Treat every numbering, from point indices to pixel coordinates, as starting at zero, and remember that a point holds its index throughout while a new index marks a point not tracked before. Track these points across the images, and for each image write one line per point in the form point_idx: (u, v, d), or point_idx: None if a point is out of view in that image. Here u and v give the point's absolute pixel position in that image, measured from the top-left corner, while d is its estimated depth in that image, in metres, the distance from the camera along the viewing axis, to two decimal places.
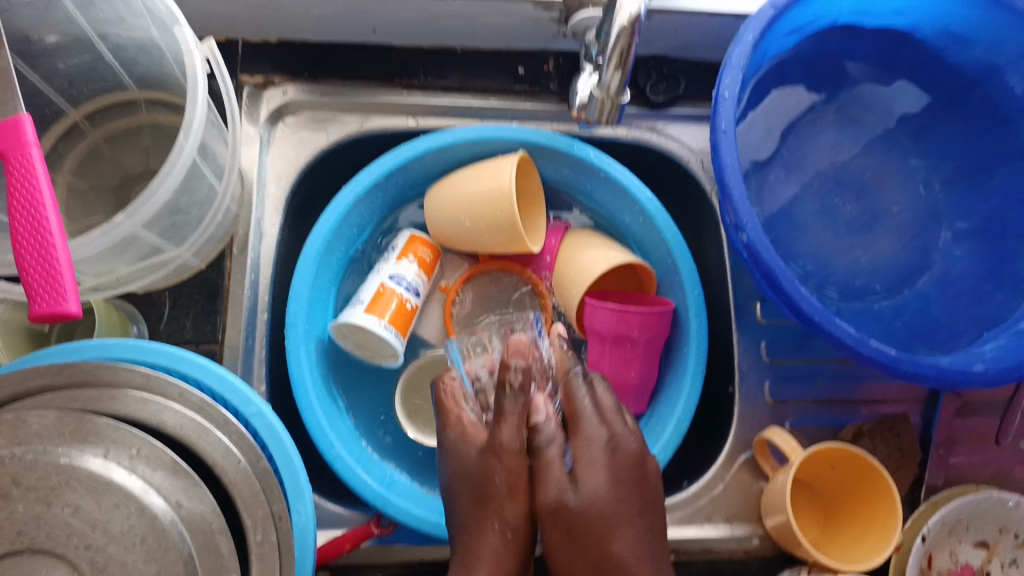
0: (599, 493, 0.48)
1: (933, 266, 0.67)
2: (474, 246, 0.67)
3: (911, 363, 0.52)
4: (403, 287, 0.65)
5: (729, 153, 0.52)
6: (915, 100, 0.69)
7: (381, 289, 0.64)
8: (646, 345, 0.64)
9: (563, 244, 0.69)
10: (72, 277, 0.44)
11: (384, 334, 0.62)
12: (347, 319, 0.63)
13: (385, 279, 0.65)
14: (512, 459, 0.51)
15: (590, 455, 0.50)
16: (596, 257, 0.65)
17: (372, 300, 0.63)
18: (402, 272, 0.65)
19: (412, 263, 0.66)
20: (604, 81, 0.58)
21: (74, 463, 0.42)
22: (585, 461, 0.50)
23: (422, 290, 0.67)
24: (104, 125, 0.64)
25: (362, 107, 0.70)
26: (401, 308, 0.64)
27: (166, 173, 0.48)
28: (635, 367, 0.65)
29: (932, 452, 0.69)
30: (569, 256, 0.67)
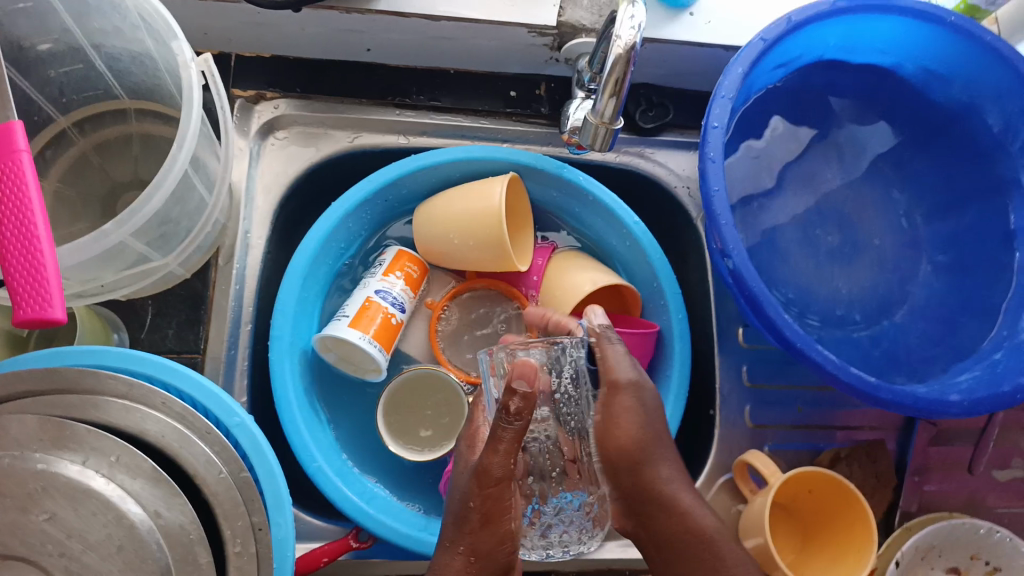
0: (640, 429, 0.52)
1: (911, 297, 0.68)
2: (461, 265, 0.67)
3: (889, 391, 0.54)
4: (389, 302, 0.65)
5: (716, 180, 0.54)
6: (892, 133, 0.72)
7: (367, 304, 0.64)
8: None
9: (550, 264, 0.70)
10: (59, 283, 0.43)
11: (368, 348, 0.62)
12: (332, 333, 0.63)
13: (371, 293, 0.65)
14: (493, 488, 0.48)
15: (624, 398, 0.53)
16: (583, 278, 0.66)
17: (358, 313, 0.64)
18: (388, 287, 0.65)
19: (399, 279, 0.67)
20: (599, 109, 0.56)
21: (52, 470, 0.42)
22: (621, 407, 0.52)
23: (407, 306, 0.67)
24: (93, 134, 0.64)
25: (354, 123, 0.70)
26: (386, 323, 0.64)
27: (161, 180, 0.48)
28: None
29: (905, 479, 0.70)
30: (555, 276, 0.68)
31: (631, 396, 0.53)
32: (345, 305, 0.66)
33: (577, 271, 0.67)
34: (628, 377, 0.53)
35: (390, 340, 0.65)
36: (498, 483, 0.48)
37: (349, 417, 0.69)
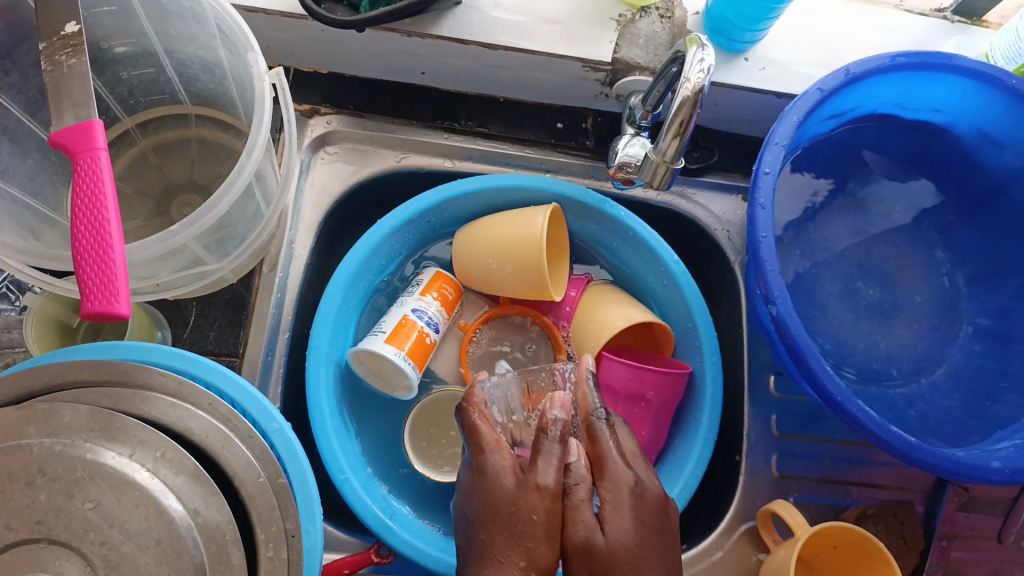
0: (624, 538, 0.44)
1: (949, 359, 0.68)
2: (497, 291, 0.68)
3: (927, 453, 0.54)
4: (424, 322, 0.66)
5: (765, 227, 0.55)
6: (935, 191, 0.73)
7: (404, 321, 0.65)
8: (658, 406, 0.65)
9: (583, 296, 0.71)
10: (126, 279, 0.45)
11: (401, 365, 0.63)
12: (367, 347, 0.64)
13: (407, 311, 0.66)
14: (546, 500, 0.45)
15: (615, 505, 0.46)
16: (616, 313, 0.66)
17: (393, 331, 0.65)
18: (424, 306, 0.67)
19: (434, 300, 0.68)
20: (661, 148, 0.57)
21: (99, 459, 0.43)
22: (614, 512, 0.46)
23: (441, 328, 0.68)
24: (154, 135, 0.67)
25: (403, 144, 0.72)
26: (420, 342, 0.65)
27: (227, 187, 0.49)
28: (645, 426, 0.65)
29: (933, 542, 0.69)
30: (590, 309, 0.69)
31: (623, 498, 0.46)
32: (381, 321, 0.67)
33: (610, 306, 0.68)
34: (627, 479, 0.47)
35: (422, 358, 0.66)
36: (545, 498, 0.45)
37: (377, 432, 0.69)
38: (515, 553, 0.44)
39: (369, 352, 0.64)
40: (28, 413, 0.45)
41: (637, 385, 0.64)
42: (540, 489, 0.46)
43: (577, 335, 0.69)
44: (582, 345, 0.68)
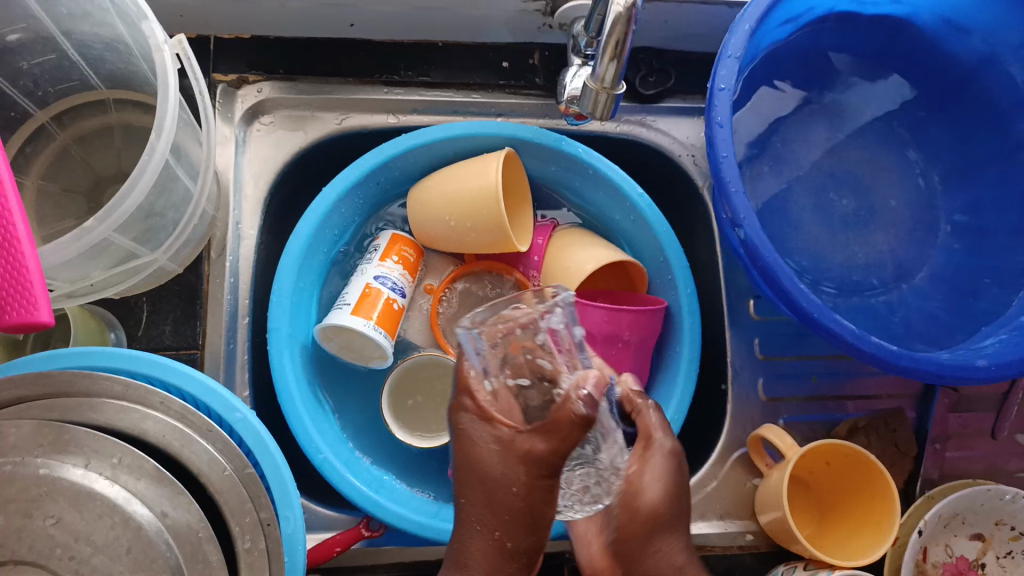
0: (668, 496, 0.48)
1: (928, 262, 0.67)
2: (460, 247, 0.65)
3: (910, 358, 0.53)
4: (389, 287, 0.64)
5: (724, 147, 0.52)
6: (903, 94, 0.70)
7: (367, 290, 0.62)
8: (637, 345, 0.63)
9: (550, 243, 0.68)
10: (43, 284, 0.42)
11: (373, 335, 0.61)
12: (334, 322, 0.61)
13: (370, 279, 0.63)
14: (535, 473, 0.45)
15: (660, 460, 0.49)
16: (585, 256, 0.63)
17: (358, 301, 0.62)
18: (386, 272, 0.64)
19: (396, 263, 0.65)
20: (599, 73, 0.54)
21: (55, 473, 0.41)
22: (655, 466, 0.48)
23: (407, 291, 0.66)
24: (73, 126, 0.62)
25: (342, 104, 0.68)
26: (387, 309, 0.63)
27: (139, 171, 0.46)
28: (626, 366, 0.63)
29: (926, 446, 0.69)
30: (558, 253, 0.66)
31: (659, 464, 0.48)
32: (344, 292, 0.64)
33: (576, 247, 0.65)
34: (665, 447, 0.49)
35: (391, 326, 0.63)
36: (536, 472, 0.45)
37: (357, 407, 0.68)
38: (491, 522, 0.46)
39: (337, 326, 0.62)
40: None
41: (591, 326, 0.62)
42: (534, 464, 0.44)
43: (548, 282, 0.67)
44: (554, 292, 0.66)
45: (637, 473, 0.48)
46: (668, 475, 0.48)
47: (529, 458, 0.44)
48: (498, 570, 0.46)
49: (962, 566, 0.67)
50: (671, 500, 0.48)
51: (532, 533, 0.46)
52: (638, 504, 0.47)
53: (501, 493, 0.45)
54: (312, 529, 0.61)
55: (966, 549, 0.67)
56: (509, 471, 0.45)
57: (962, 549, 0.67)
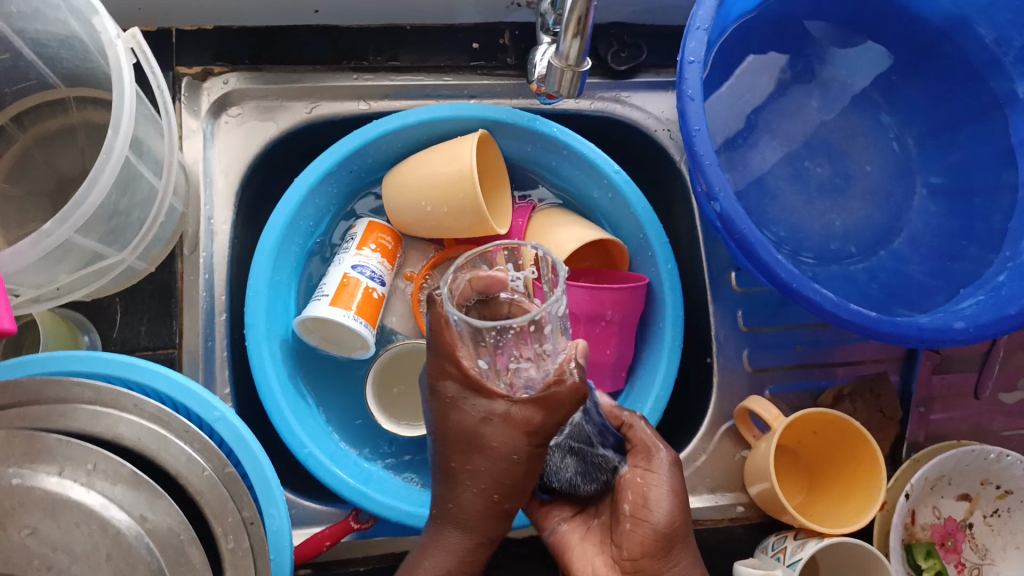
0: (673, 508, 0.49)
1: (907, 226, 0.67)
2: (436, 232, 0.64)
3: (890, 324, 0.53)
4: (367, 276, 0.63)
5: (696, 120, 0.52)
6: (879, 62, 0.69)
7: (346, 280, 0.62)
8: (621, 323, 0.63)
9: (532, 223, 0.68)
10: (2, 291, 0.40)
11: (354, 326, 0.60)
12: (312, 314, 0.60)
13: (347, 269, 0.62)
14: (536, 443, 0.45)
15: (667, 473, 0.50)
16: (567, 236, 0.63)
17: (336, 292, 0.61)
18: (365, 261, 0.63)
19: (374, 251, 0.64)
20: (563, 51, 0.53)
21: (28, 484, 0.41)
22: (665, 480, 0.50)
23: (387, 279, 0.65)
24: (34, 127, 0.60)
25: (310, 93, 0.66)
26: (367, 299, 0.62)
27: (97, 170, 0.45)
28: (611, 345, 0.63)
29: (911, 410, 0.70)
30: (537, 235, 0.66)
31: (667, 474, 0.50)
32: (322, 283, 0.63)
33: (557, 226, 0.65)
34: (665, 459, 0.51)
35: (372, 316, 0.62)
36: (537, 442, 0.45)
37: (342, 398, 0.67)
38: (490, 488, 0.46)
39: (316, 318, 0.61)
40: None
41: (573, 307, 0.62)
42: (536, 435, 0.45)
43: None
44: None
45: (649, 489, 0.50)
46: (676, 491, 0.50)
47: (534, 430, 0.45)
48: (488, 527, 0.47)
49: (951, 528, 0.68)
50: (681, 516, 0.50)
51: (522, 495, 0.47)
52: (648, 517, 0.49)
53: (497, 460, 0.45)
54: (300, 524, 0.60)
55: (954, 509, 0.68)
56: (511, 441, 0.45)
57: (950, 510, 0.68)
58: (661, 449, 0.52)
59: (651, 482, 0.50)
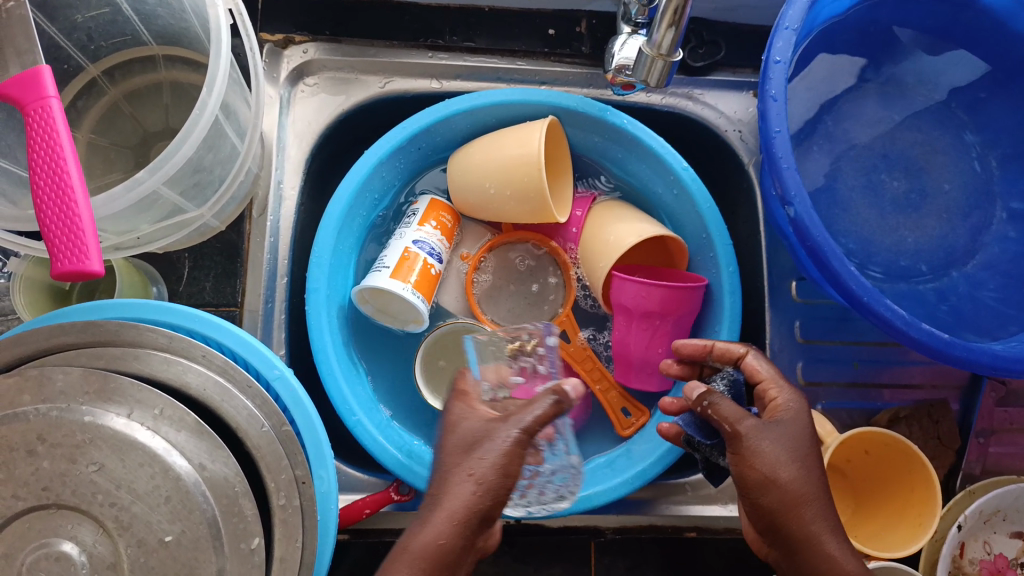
0: (784, 473, 0.46)
1: (982, 249, 0.64)
2: (497, 215, 0.64)
3: (962, 348, 0.51)
4: (427, 252, 0.63)
5: (778, 121, 0.50)
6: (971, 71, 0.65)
7: (406, 254, 0.62)
8: (674, 324, 0.62)
9: (590, 215, 0.67)
10: (94, 234, 0.42)
11: (410, 299, 0.61)
12: (369, 284, 0.61)
13: (408, 244, 0.63)
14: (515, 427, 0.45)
15: (757, 437, 0.47)
16: (624, 231, 0.62)
17: (397, 264, 0.61)
18: (425, 237, 0.63)
19: (434, 229, 0.64)
20: (655, 40, 0.53)
21: (98, 422, 0.42)
22: (758, 446, 0.47)
23: (444, 257, 0.65)
24: (123, 82, 0.62)
25: (386, 68, 0.67)
26: (426, 275, 0.63)
27: (190, 126, 0.46)
28: (663, 346, 0.63)
29: (970, 439, 0.67)
30: (596, 227, 0.65)
31: (760, 439, 0.47)
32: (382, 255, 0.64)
33: (619, 219, 0.64)
34: (749, 427, 0.47)
35: (428, 293, 0.63)
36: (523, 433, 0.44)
37: (391, 370, 0.68)
38: (467, 463, 0.44)
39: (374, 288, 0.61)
40: (20, 382, 0.43)
41: (627, 305, 0.62)
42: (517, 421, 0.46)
43: (587, 254, 0.65)
44: (592, 267, 0.64)
45: (751, 457, 0.46)
46: (784, 448, 0.47)
47: (511, 422, 0.46)
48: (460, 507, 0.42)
49: (1000, 564, 0.64)
50: (806, 475, 0.46)
51: (504, 482, 0.43)
52: (768, 489, 0.46)
53: (482, 445, 0.45)
54: (343, 489, 0.62)
55: (1006, 547, 0.64)
56: (486, 429, 0.46)
57: (1001, 547, 0.64)
58: (747, 419, 0.48)
59: (749, 451, 0.47)
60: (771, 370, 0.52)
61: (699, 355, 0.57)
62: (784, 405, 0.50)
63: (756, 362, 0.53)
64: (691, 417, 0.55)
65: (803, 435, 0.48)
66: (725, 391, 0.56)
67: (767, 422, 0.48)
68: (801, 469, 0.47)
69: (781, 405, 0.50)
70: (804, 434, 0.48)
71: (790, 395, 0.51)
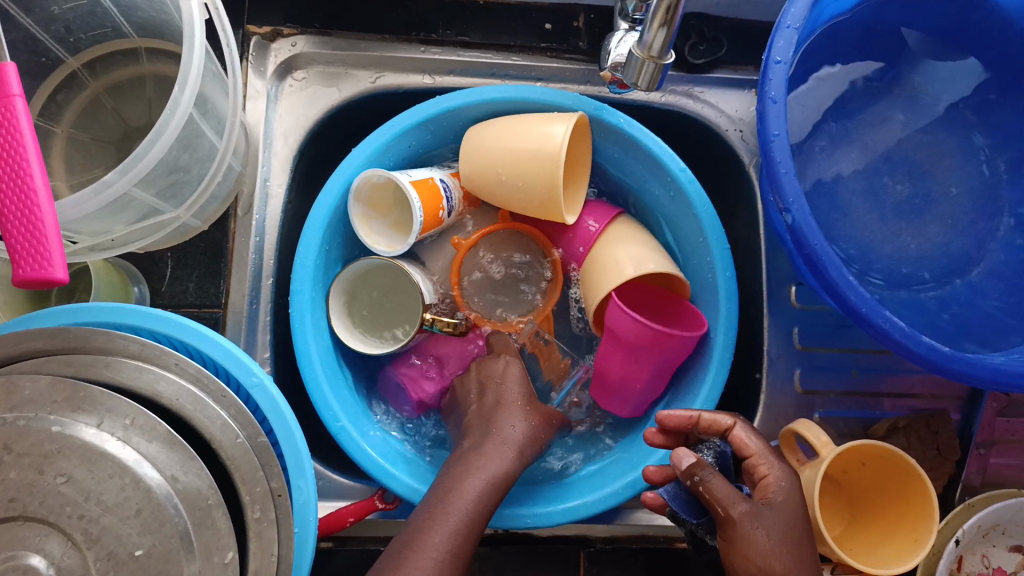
0: (778, 567, 0.46)
1: (988, 256, 0.62)
2: (500, 201, 0.62)
3: (963, 362, 0.49)
4: (445, 193, 0.62)
5: (777, 124, 0.49)
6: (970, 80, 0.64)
7: (430, 179, 0.61)
8: (659, 362, 0.60)
9: (603, 233, 0.63)
10: (58, 240, 0.40)
11: (415, 205, 0.58)
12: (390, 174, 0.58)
13: (435, 176, 0.62)
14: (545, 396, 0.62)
15: (750, 526, 0.47)
16: (623, 260, 0.60)
17: (421, 182, 0.60)
18: (450, 180, 0.63)
19: (459, 184, 0.65)
20: (646, 40, 0.51)
21: (67, 432, 0.41)
22: (750, 536, 0.46)
23: (452, 211, 0.64)
24: (105, 75, 0.59)
25: (376, 62, 0.65)
26: (435, 206, 0.61)
27: (161, 125, 0.44)
28: (642, 380, 0.61)
29: (970, 451, 0.65)
30: (600, 255, 0.62)
31: (753, 525, 0.47)
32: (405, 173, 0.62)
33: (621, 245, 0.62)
34: (742, 512, 0.47)
35: (427, 225, 0.60)
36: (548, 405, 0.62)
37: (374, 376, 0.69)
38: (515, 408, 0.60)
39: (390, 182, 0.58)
40: None
41: (619, 338, 0.60)
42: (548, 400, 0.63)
43: (589, 282, 0.62)
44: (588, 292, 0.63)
45: (743, 545, 0.46)
46: (777, 537, 0.47)
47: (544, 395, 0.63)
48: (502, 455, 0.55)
49: None
50: (796, 564, 0.47)
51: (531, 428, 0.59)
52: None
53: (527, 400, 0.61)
54: (327, 496, 0.60)
55: (1005, 562, 0.63)
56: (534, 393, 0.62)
57: (1000, 562, 0.63)
58: (739, 503, 0.47)
59: (741, 540, 0.46)
60: (760, 444, 0.51)
61: (685, 425, 0.54)
62: (774, 484, 0.49)
63: (745, 433, 0.52)
64: (676, 491, 0.53)
65: (791, 516, 0.48)
66: (713, 462, 0.54)
67: (760, 505, 0.48)
68: (792, 558, 0.47)
69: (770, 483, 0.50)
70: (794, 515, 0.48)
71: (780, 472, 0.50)
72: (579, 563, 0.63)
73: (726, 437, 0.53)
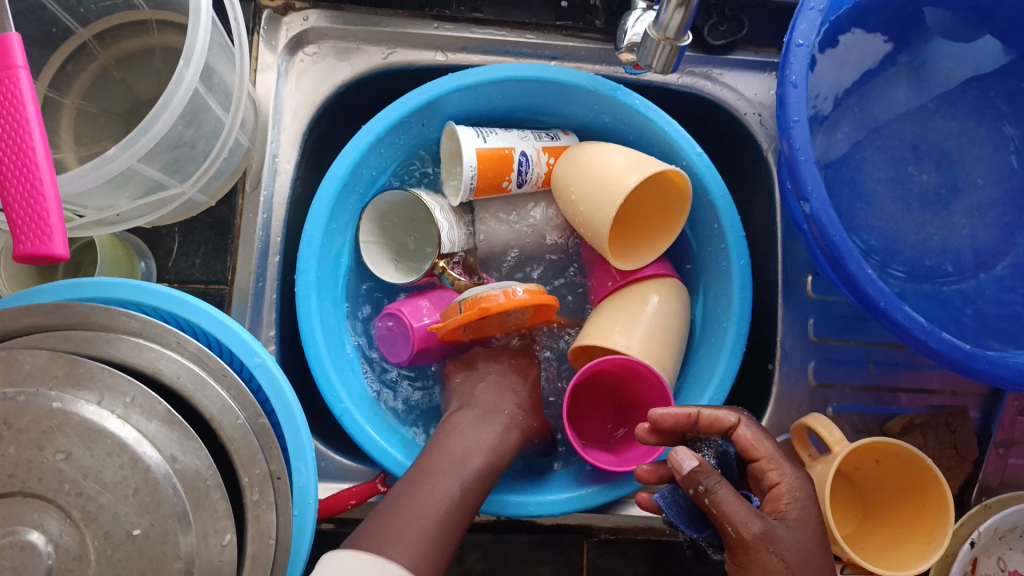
0: None
1: (1017, 251, 0.59)
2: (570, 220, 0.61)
3: (986, 361, 0.47)
4: (519, 168, 0.60)
5: (797, 109, 0.47)
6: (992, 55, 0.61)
7: (507, 150, 0.59)
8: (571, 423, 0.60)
9: (630, 286, 0.61)
10: (59, 214, 0.40)
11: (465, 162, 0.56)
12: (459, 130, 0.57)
13: (516, 148, 0.60)
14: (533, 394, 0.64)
15: (761, 551, 0.44)
16: (635, 317, 0.58)
17: (492, 151, 0.58)
18: (531, 157, 0.60)
19: (545, 165, 0.62)
20: (663, 21, 0.50)
21: (66, 409, 0.40)
22: (762, 562, 0.44)
23: (525, 186, 0.62)
24: (113, 46, 0.58)
25: (389, 38, 0.64)
26: (497, 178, 0.59)
27: (166, 100, 0.44)
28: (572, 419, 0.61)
29: (989, 450, 0.63)
30: (626, 297, 0.60)
31: (768, 549, 0.45)
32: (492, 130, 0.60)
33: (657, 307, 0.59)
34: (756, 533, 0.45)
35: (483, 190, 0.59)
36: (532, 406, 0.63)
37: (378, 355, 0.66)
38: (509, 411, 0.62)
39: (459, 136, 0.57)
40: None
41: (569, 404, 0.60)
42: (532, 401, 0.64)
43: (605, 310, 0.61)
44: (597, 318, 0.61)
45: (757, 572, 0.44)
46: (790, 558, 0.45)
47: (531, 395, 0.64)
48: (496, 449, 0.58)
49: None
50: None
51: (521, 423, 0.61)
52: None
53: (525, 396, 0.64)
54: (329, 477, 0.60)
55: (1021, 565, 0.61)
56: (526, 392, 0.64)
57: (1016, 565, 0.61)
58: (752, 522, 0.45)
59: (754, 566, 0.44)
60: (767, 446, 0.50)
61: (683, 424, 0.51)
62: (784, 496, 0.48)
63: (750, 435, 0.51)
64: (673, 497, 0.50)
65: (800, 532, 0.47)
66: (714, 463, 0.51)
67: (772, 523, 0.46)
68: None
69: (779, 494, 0.48)
70: (802, 544, 0.46)
71: (792, 479, 0.49)
72: (582, 551, 0.65)
73: (729, 438, 0.52)
